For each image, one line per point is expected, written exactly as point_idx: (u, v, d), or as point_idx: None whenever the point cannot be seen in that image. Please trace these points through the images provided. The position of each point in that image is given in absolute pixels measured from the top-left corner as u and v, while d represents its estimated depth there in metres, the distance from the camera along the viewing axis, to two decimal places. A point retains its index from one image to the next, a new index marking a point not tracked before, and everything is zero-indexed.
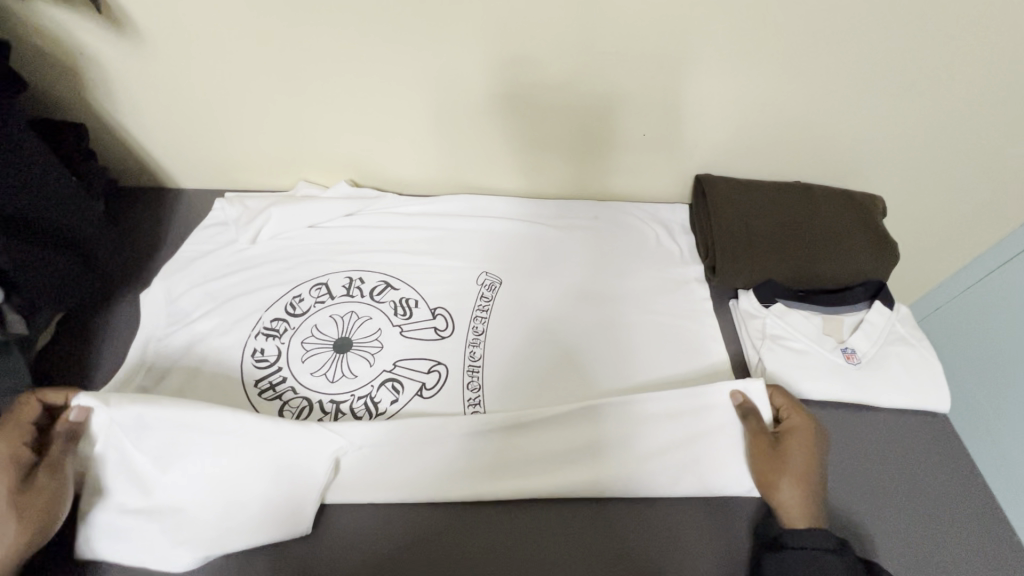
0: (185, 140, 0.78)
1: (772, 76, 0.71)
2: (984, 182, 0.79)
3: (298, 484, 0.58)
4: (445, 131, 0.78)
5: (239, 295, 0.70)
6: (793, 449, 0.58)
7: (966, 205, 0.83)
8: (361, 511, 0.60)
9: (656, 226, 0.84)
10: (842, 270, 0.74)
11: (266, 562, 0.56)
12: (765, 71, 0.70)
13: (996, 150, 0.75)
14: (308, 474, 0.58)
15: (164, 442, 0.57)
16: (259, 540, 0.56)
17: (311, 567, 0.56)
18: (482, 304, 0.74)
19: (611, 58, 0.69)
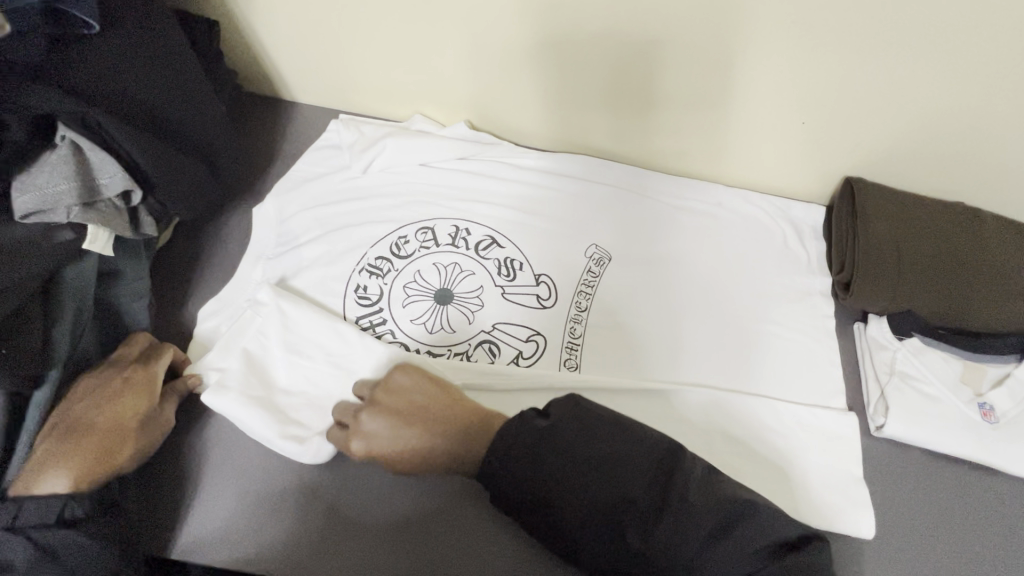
0: (309, 53, 0.75)
1: (982, 78, 0.60)
2: None
3: None
4: (580, 85, 0.71)
5: (346, 226, 0.68)
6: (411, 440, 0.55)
7: None
8: None
9: (786, 226, 0.76)
10: (1000, 316, 0.65)
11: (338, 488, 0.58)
12: (975, 72, 0.60)
13: None
14: None
15: (292, 328, 0.61)
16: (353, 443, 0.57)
17: (383, 501, 0.57)
18: (589, 279, 0.70)
19: (789, 31, 0.60)
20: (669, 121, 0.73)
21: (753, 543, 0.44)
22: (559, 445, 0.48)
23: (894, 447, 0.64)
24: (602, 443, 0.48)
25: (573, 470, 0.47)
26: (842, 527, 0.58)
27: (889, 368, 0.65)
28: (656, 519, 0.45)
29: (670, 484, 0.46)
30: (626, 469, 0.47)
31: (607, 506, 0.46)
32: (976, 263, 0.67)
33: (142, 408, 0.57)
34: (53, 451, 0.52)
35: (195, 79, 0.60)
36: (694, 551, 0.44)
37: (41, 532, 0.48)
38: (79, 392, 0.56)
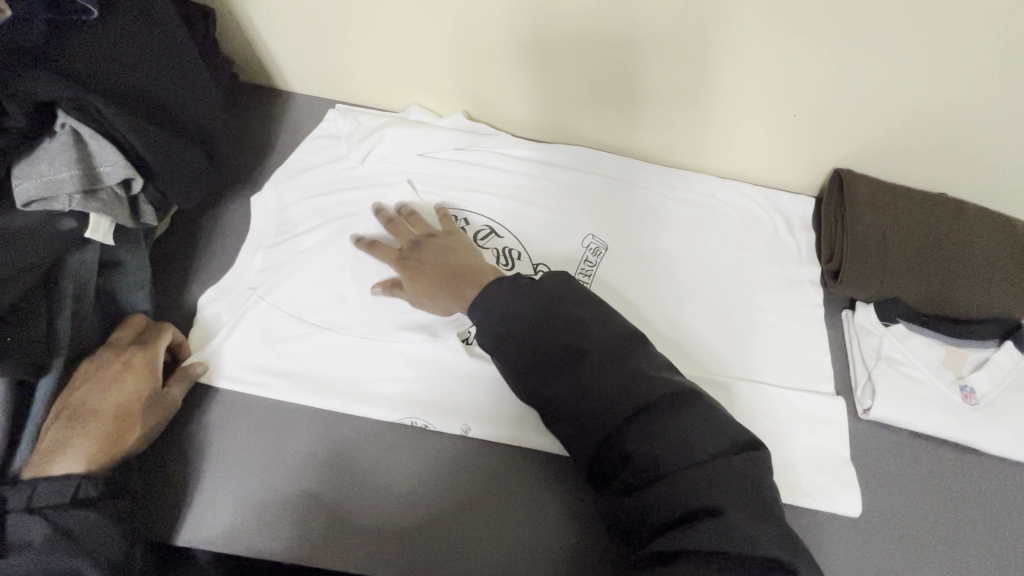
0: (305, 43, 0.74)
1: (969, 74, 0.62)
2: None
3: (404, 382, 0.61)
4: (579, 77, 0.72)
5: (346, 215, 0.69)
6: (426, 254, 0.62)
7: None
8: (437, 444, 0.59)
9: (777, 217, 0.78)
10: (981, 302, 0.68)
11: (345, 477, 0.57)
12: (963, 68, 0.62)
13: None
14: (411, 377, 0.61)
15: (299, 305, 0.63)
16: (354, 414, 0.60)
17: (389, 491, 0.57)
18: (585, 268, 0.71)
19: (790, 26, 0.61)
20: (666, 113, 0.74)
21: (698, 421, 0.47)
22: (541, 308, 0.52)
23: (881, 430, 0.67)
24: (576, 318, 0.52)
25: (549, 340, 0.50)
26: (832, 506, 0.60)
27: (876, 353, 0.67)
28: (607, 382, 0.49)
29: (629, 359, 0.49)
30: (598, 342, 0.50)
31: (561, 365, 0.50)
32: (959, 250, 0.70)
33: (144, 390, 0.57)
34: (62, 434, 0.52)
35: (191, 64, 0.59)
36: (644, 415, 0.47)
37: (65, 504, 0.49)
38: (79, 375, 0.55)
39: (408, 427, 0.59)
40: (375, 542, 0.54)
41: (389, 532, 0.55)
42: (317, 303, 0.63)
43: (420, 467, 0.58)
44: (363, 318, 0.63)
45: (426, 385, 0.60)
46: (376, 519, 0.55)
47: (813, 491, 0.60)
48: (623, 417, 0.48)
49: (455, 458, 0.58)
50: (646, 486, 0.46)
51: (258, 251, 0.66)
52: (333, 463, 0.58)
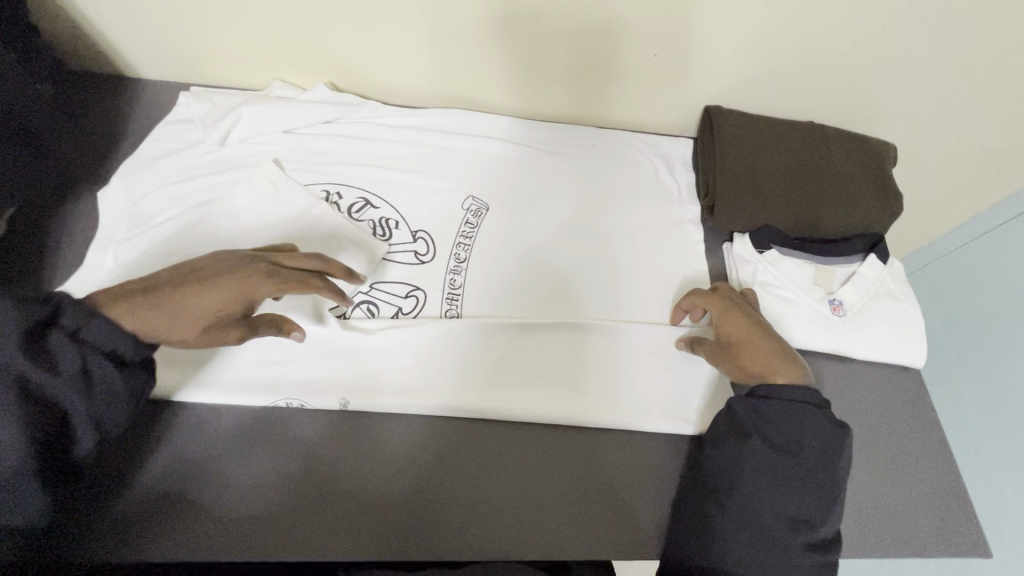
0: (142, 24, 0.69)
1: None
2: (1000, 129, 0.77)
3: (307, 364, 0.60)
4: (440, 37, 0.70)
5: (207, 201, 0.65)
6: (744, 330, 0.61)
7: (982, 148, 0.80)
8: (405, 421, 0.60)
9: (657, 160, 0.79)
10: (844, 220, 0.72)
11: (319, 473, 0.56)
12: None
13: (1015, 97, 0.73)
14: (314, 357, 0.60)
15: None
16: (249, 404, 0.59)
17: (351, 473, 0.57)
18: (467, 231, 0.70)
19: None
20: (535, 64, 0.74)
21: (797, 474, 0.51)
22: (779, 418, 0.53)
23: None
24: (811, 424, 0.52)
25: (807, 460, 0.51)
26: None
27: (752, 280, 0.69)
28: (764, 449, 0.52)
29: (792, 422, 0.53)
30: (784, 406, 0.53)
31: (730, 427, 0.54)
32: (820, 173, 0.73)
33: (242, 309, 0.53)
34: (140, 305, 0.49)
35: None
36: (732, 467, 0.53)
37: (58, 343, 0.46)
38: (217, 283, 0.51)
39: (284, 407, 0.59)
40: (341, 531, 0.54)
41: (380, 503, 0.55)
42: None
43: (403, 436, 0.59)
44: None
45: (301, 364, 0.60)
46: (364, 490, 0.56)
47: (701, 420, 0.62)
48: (731, 467, 0.52)
49: (429, 425, 0.60)
50: (716, 522, 0.51)
51: (108, 248, 0.62)
52: (319, 443, 0.58)
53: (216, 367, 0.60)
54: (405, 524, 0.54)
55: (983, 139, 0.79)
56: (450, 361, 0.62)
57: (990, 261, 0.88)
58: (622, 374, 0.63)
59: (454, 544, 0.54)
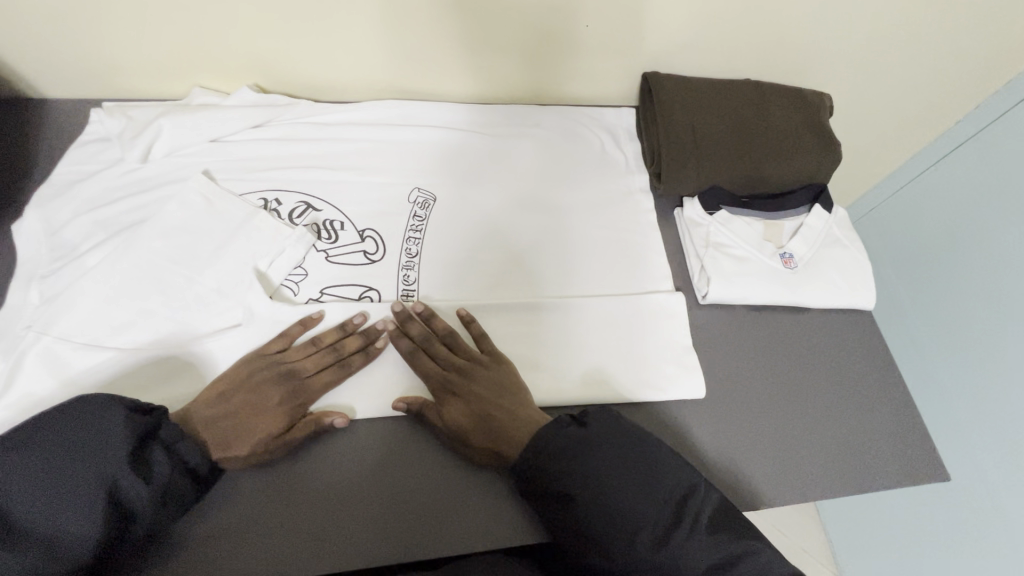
0: (37, 40, 0.64)
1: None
2: (926, 67, 0.80)
3: None
4: (366, 27, 0.68)
5: (136, 224, 0.62)
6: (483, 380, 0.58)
7: (911, 87, 0.83)
8: (378, 423, 0.58)
9: (602, 132, 0.79)
10: (785, 174, 0.73)
11: (305, 485, 0.54)
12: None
13: (936, 36, 0.75)
14: None
15: (97, 329, 0.56)
16: None
17: (340, 481, 0.55)
18: (416, 224, 0.68)
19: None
20: (466, 45, 0.71)
21: (637, 479, 0.49)
22: (559, 442, 0.51)
23: (724, 311, 0.69)
24: (558, 445, 0.51)
25: (616, 463, 0.49)
26: (686, 393, 0.62)
27: (705, 241, 0.70)
28: (592, 473, 0.49)
29: (612, 440, 0.51)
30: (585, 436, 0.51)
31: (546, 475, 0.50)
32: (760, 130, 0.73)
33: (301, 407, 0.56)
34: (216, 435, 0.53)
35: None
36: (579, 498, 0.48)
37: (161, 454, 0.48)
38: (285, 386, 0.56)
39: None
40: (344, 539, 0.52)
41: (365, 499, 0.54)
42: (116, 324, 0.57)
43: (383, 431, 0.58)
44: (176, 328, 0.58)
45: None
46: (351, 488, 0.55)
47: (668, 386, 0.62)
48: (575, 507, 0.48)
49: (407, 415, 0.58)
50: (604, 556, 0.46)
51: (29, 284, 0.58)
52: (298, 447, 0.56)
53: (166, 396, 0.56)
54: (390, 518, 0.53)
55: (913, 78, 0.82)
56: (413, 359, 0.60)
57: (927, 199, 0.92)
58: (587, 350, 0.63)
59: (458, 534, 0.53)
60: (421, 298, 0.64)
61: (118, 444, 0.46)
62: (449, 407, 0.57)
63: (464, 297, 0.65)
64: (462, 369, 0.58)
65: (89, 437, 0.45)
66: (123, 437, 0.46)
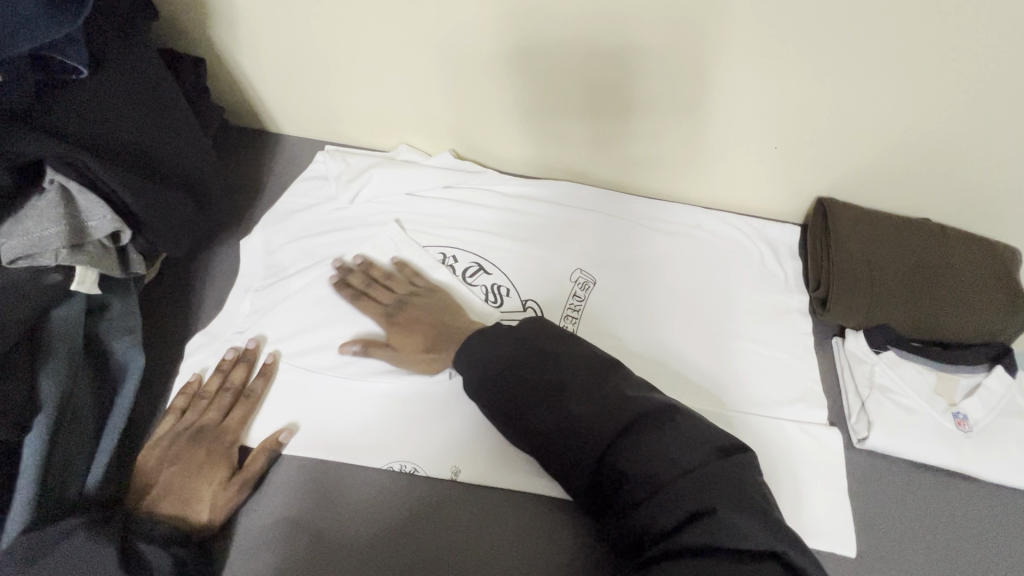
0: (295, 90, 0.76)
1: (951, 99, 0.62)
2: None
3: (414, 429, 0.60)
4: (565, 117, 0.74)
5: (335, 257, 0.69)
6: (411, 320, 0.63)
7: None
8: (493, 495, 0.57)
9: (764, 246, 0.78)
10: (968, 328, 0.68)
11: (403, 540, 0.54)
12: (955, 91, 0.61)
13: None
14: (420, 422, 0.60)
15: (292, 346, 0.64)
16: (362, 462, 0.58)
17: (429, 544, 0.54)
18: (575, 303, 0.71)
19: (774, 55, 0.62)
20: (648, 149, 0.75)
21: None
22: None
23: (881, 461, 0.65)
24: None
25: None
26: (833, 545, 0.58)
27: (868, 381, 0.67)
28: (647, 445, 0.48)
29: None
30: (650, 416, 0.49)
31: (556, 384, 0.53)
32: (943, 274, 0.69)
33: (220, 440, 0.57)
34: (165, 488, 0.54)
35: (181, 111, 0.59)
36: (632, 481, 0.48)
37: (144, 545, 0.49)
38: (208, 414, 0.59)
39: (395, 472, 0.58)
40: None
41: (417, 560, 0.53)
42: (306, 346, 0.64)
43: (449, 492, 0.57)
44: (350, 359, 0.63)
45: (411, 421, 0.60)
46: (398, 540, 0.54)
47: (814, 527, 0.59)
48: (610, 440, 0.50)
49: (542, 496, 0.56)
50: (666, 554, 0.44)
51: (240, 293, 0.68)
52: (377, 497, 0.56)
53: (333, 423, 0.60)
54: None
55: None
56: None
57: None
58: None
59: None
60: None
61: (102, 561, 0.46)
62: (408, 326, 0.63)
63: None
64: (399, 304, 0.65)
65: (76, 557, 0.46)
66: (106, 547, 0.47)
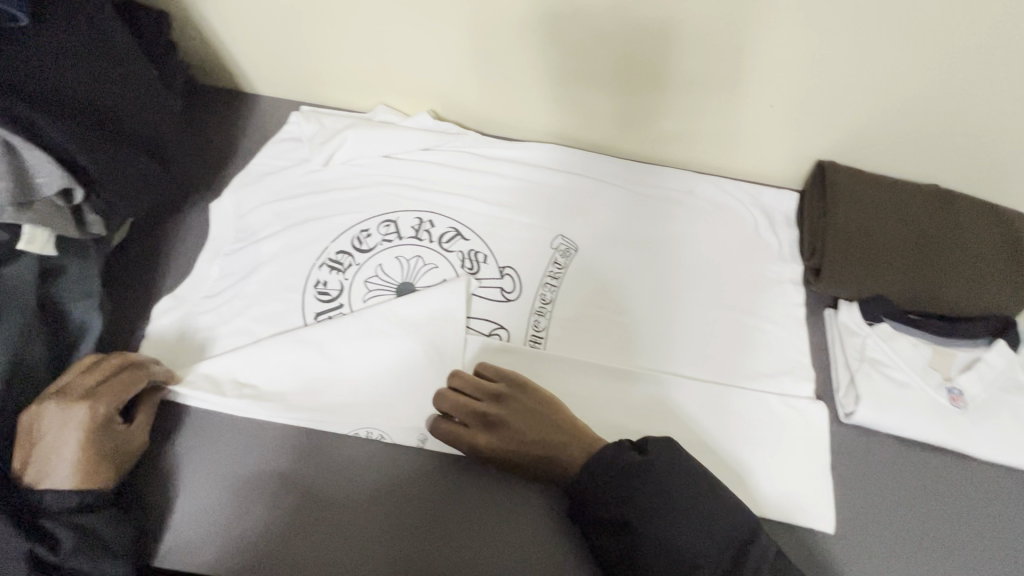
0: (266, 47, 0.73)
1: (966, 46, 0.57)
2: None
3: (381, 398, 0.59)
4: (547, 73, 0.70)
5: (308, 220, 0.67)
6: (513, 418, 0.56)
7: None
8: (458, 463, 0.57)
9: (757, 213, 0.74)
10: (970, 299, 0.64)
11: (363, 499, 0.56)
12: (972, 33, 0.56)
13: None
14: (388, 390, 0.59)
15: (262, 312, 0.63)
16: (333, 427, 0.58)
17: (387, 505, 0.56)
18: (554, 270, 0.68)
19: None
20: (636, 109, 0.71)
21: None
22: None
23: (867, 437, 0.62)
24: None
25: None
26: (808, 520, 0.57)
27: (860, 354, 0.64)
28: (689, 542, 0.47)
29: None
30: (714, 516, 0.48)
31: (624, 473, 0.50)
32: (946, 242, 0.65)
33: (87, 419, 0.52)
34: (38, 469, 0.50)
35: (136, 65, 0.56)
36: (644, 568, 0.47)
37: (51, 524, 0.49)
38: (71, 392, 0.52)
39: (363, 438, 0.59)
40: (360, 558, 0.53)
41: (374, 519, 0.55)
42: (274, 312, 0.63)
43: (417, 461, 0.57)
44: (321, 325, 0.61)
45: (381, 387, 0.59)
46: (360, 508, 0.55)
47: (783, 501, 0.58)
48: (633, 527, 0.48)
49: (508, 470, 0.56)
50: None
51: (209, 256, 0.66)
52: (336, 460, 0.58)
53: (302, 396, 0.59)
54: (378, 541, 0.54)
55: None
56: None
57: None
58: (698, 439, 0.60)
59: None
60: (547, 347, 0.64)
61: (6, 537, 0.47)
62: (512, 424, 0.56)
63: (586, 353, 0.64)
64: (498, 398, 0.57)
65: None
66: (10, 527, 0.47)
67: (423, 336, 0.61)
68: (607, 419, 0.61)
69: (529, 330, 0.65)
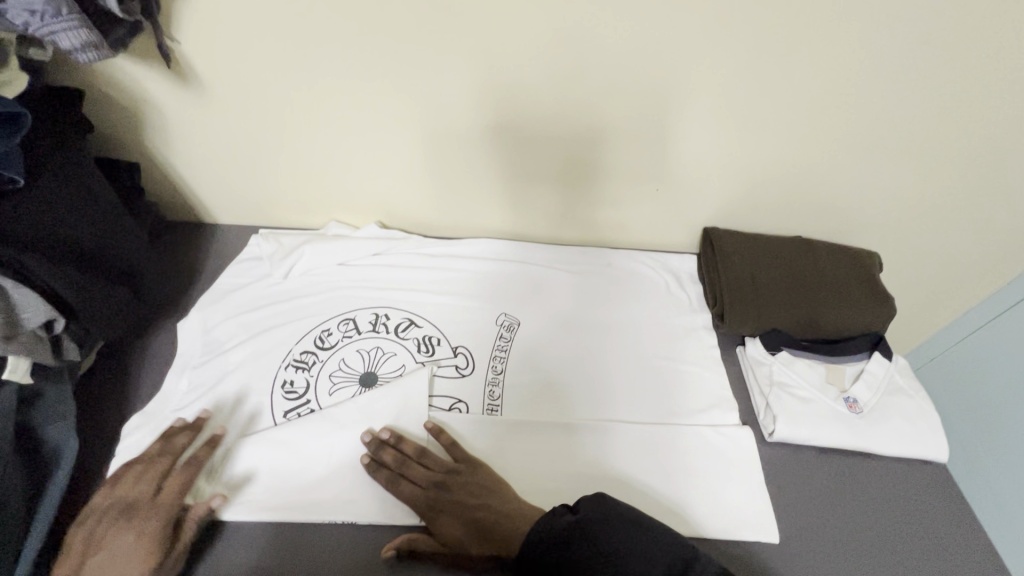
0: (227, 183, 0.83)
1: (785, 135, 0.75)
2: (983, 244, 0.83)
3: (354, 482, 0.63)
4: (473, 182, 0.83)
5: (272, 327, 0.74)
6: (458, 500, 0.60)
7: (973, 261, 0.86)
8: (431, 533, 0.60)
9: (666, 274, 0.87)
10: (843, 323, 0.78)
11: None
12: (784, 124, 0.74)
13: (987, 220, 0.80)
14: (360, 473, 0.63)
15: (232, 417, 0.66)
16: (307, 518, 0.60)
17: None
18: (502, 344, 0.77)
19: (636, 115, 0.74)
20: (551, 203, 0.85)
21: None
22: None
23: (791, 452, 0.71)
24: None
25: None
26: (755, 533, 0.63)
27: (769, 380, 0.74)
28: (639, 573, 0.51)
29: None
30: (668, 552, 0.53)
31: (564, 533, 0.55)
32: (813, 280, 0.80)
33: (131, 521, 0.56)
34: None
35: (112, 208, 0.64)
36: None
37: None
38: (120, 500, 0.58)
39: (337, 525, 0.60)
40: None
41: None
42: (244, 416, 0.66)
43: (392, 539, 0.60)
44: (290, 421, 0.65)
45: (355, 472, 0.63)
46: None
47: (729, 520, 0.64)
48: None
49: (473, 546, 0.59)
50: None
51: (176, 375, 0.70)
52: (309, 552, 0.59)
53: (274, 495, 0.61)
54: None
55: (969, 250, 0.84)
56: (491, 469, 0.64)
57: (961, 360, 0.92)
58: (642, 478, 0.66)
59: None
60: (503, 413, 0.70)
61: None
62: (458, 507, 0.60)
63: (538, 415, 0.71)
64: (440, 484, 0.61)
65: None
66: None
67: (389, 418, 0.66)
68: (564, 473, 0.66)
69: (486, 399, 0.71)
